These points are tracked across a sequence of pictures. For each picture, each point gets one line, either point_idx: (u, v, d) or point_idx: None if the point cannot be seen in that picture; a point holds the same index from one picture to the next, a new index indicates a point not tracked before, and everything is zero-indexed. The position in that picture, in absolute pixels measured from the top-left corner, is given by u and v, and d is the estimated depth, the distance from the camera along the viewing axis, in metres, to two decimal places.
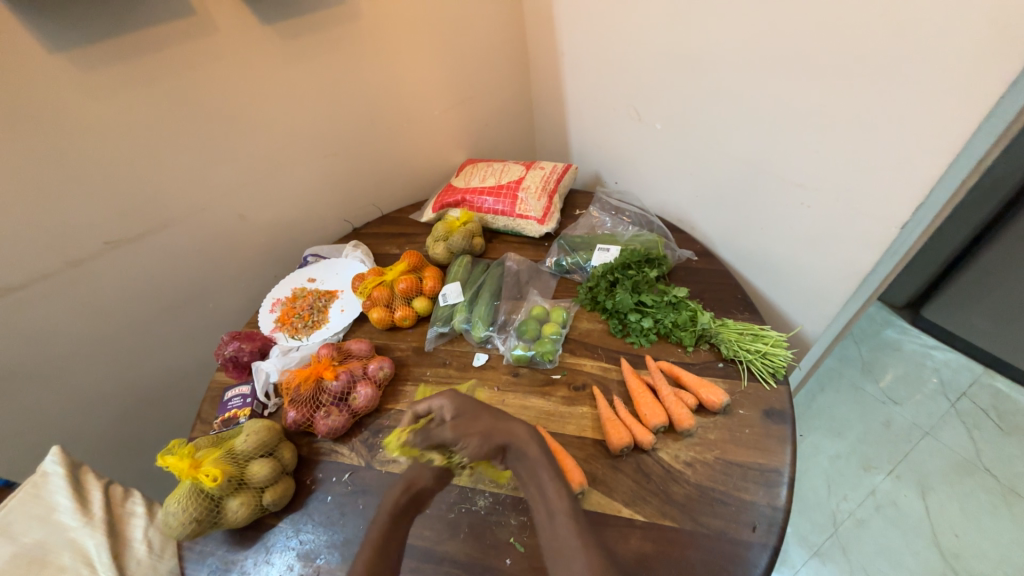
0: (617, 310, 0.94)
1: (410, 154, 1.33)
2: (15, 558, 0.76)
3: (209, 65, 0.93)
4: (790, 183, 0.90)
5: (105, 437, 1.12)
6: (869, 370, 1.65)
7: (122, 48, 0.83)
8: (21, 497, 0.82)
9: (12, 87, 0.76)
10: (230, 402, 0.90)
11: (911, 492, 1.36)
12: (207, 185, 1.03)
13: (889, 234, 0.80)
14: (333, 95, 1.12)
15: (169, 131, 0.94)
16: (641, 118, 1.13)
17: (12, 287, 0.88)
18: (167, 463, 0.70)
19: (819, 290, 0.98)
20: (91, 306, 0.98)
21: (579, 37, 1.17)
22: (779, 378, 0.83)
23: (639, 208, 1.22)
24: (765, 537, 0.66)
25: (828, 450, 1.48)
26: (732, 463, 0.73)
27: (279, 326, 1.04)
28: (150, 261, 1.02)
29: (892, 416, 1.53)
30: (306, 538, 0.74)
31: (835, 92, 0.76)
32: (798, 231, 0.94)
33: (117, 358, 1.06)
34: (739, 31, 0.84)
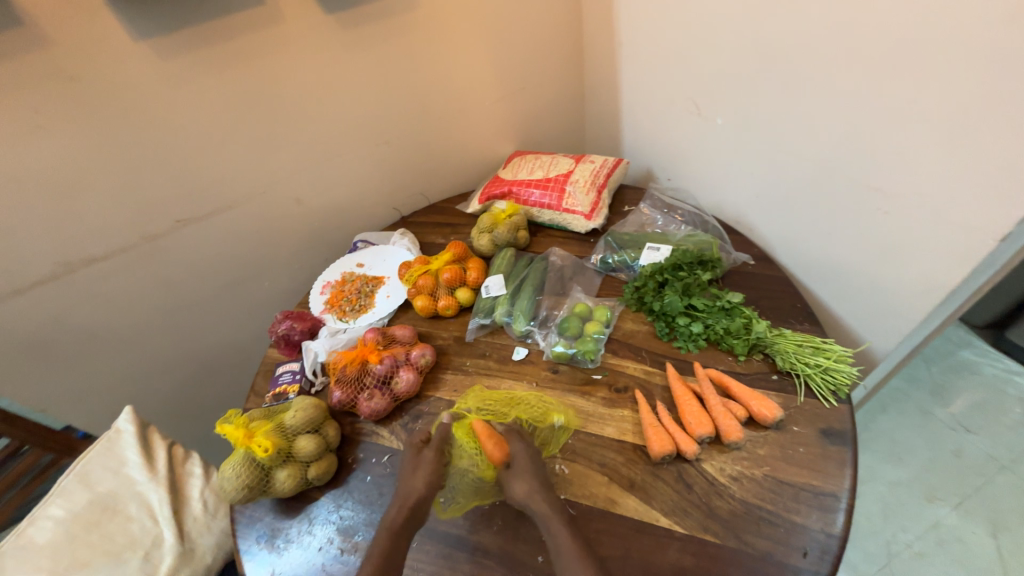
0: (665, 312, 0.91)
1: (460, 145, 1.33)
2: (91, 503, 0.84)
3: (274, 54, 0.97)
4: (868, 186, 0.83)
5: (171, 401, 1.22)
6: (939, 393, 1.51)
7: (198, 36, 0.88)
8: (99, 450, 0.91)
9: (102, 73, 0.83)
10: (281, 377, 0.95)
11: (981, 530, 1.24)
12: (268, 169, 1.08)
13: (986, 246, 0.71)
14: (387, 85, 1.13)
15: (236, 116, 0.99)
16: (701, 112, 1.07)
17: (96, 258, 0.96)
18: (225, 430, 0.74)
19: (891, 303, 0.90)
20: (162, 279, 1.06)
21: (639, 25, 1.12)
22: (841, 396, 0.77)
23: (693, 207, 1.16)
24: (817, 565, 0.61)
25: (886, 476, 1.37)
26: (783, 482, 0.69)
27: (329, 308, 1.08)
28: (214, 240, 1.09)
29: (963, 445, 1.39)
30: (346, 514, 0.77)
31: (928, 86, 0.69)
32: (872, 238, 0.86)
33: (182, 328, 1.14)
34: (820, 17, 0.77)
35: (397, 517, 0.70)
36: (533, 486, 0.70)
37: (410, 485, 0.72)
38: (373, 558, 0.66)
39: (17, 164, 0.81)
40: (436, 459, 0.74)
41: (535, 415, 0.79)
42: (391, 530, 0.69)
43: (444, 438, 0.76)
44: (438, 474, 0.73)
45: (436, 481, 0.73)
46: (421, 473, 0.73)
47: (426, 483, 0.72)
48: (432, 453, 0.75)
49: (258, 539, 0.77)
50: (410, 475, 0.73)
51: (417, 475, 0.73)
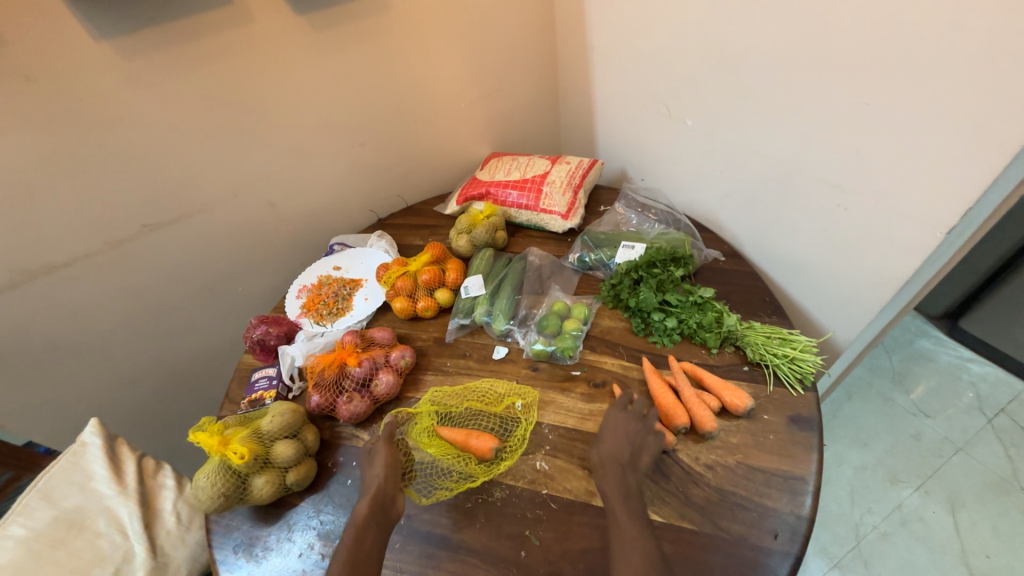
0: (640, 308, 0.93)
1: (436, 146, 1.34)
2: (55, 520, 0.80)
3: (245, 54, 0.95)
4: (828, 184, 0.87)
5: (139, 412, 1.17)
6: (899, 380, 1.59)
7: (164, 36, 0.86)
8: (63, 465, 0.86)
9: (61, 72, 0.80)
10: (257, 383, 0.93)
11: (940, 508, 1.31)
12: (240, 171, 1.06)
13: (935, 239, 0.76)
14: (362, 86, 1.13)
15: (204, 118, 0.96)
16: (671, 114, 1.10)
17: (57, 265, 0.92)
18: (198, 438, 0.72)
19: (851, 294, 0.95)
20: (129, 286, 1.02)
21: (610, 30, 1.15)
22: (807, 384, 0.81)
23: (666, 206, 1.20)
24: (787, 546, 0.64)
25: (853, 461, 1.43)
26: (754, 469, 0.72)
27: (305, 312, 1.06)
28: (183, 245, 1.06)
29: (923, 429, 1.47)
30: (326, 519, 0.76)
31: (878, 89, 0.73)
32: (833, 234, 0.91)
33: (151, 336, 1.11)
34: (779, 22, 0.81)
35: (362, 511, 0.67)
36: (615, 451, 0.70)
37: (369, 476, 0.71)
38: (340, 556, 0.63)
39: None
40: (388, 445, 0.74)
41: (496, 402, 0.84)
42: (354, 527, 0.66)
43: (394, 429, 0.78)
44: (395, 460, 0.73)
45: (393, 468, 0.72)
46: (377, 463, 0.72)
47: (381, 473, 0.71)
48: (383, 440, 0.75)
49: (236, 549, 0.75)
50: (369, 467, 0.73)
51: (373, 463, 0.72)
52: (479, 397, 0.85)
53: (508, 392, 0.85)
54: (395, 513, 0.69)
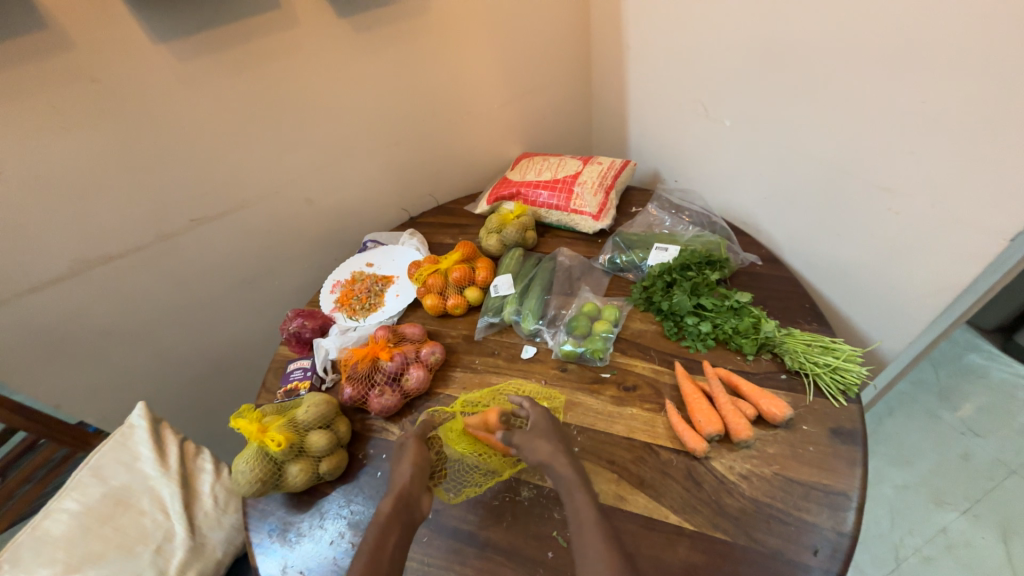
0: (673, 311, 0.91)
1: (469, 146, 1.35)
2: (104, 497, 0.85)
3: (289, 56, 0.99)
4: (876, 187, 0.83)
5: (182, 397, 1.23)
6: (947, 397, 1.51)
7: (215, 39, 0.90)
8: (112, 444, 0.92)
9: (123, 74, 0.85)
10: (292, 374, 0.96)
11: (990, 535, 1.23)
12: (281, 169, 1.10)
13: (996, 246, 0.71)
14: (398, 87, 1.15)
15: (249, 117, 1.00)
16: (709, 114, 1.08)
17: (113, 255, 0.98)
18: (239, 424, 0.75)
19: (899, 303, 0.90)
20: (176, 277, 1.07)
21: (647, 29, 1.14)
22: (850, 395, 0.77)
23: (701, 208, 1.17)
24: (827, 563, 0.62)
25: (893, 479, 1.36)
26: (793, 481, 0.69)
27: (339, 306, 1.09)
28: (227, 239, 1.10)
29: (972, 449, 1.38)
30: (356, 509, 0.78)
31: (937, 87, 0.69)
32: (881, 240, 0.87)
33: (194, 326, 1.16)
34: (830, 18, 0.78)
35: (387, 509, 0.68)
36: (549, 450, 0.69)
37: (397, 474, 0.72)
38: (362, 557, 0.63)
39: (38, 163, 0.84)
40: (418, 444, 0.75)
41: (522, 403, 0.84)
42: (379, 525, 0.66)
43: (427, 428, 0.79)
44: (423, 458, 0.74)
45: (421, 467, 0.72)
46: (405, 462, 0.73)
47: (409, 472, 0.71)
48: (413, 439, 0.76)
49: (270, 533, 0.78)
50: (399, 464, 0.73)
51: (403, 461, 0.73)
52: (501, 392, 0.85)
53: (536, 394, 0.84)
54: (419, 514, 0.69)
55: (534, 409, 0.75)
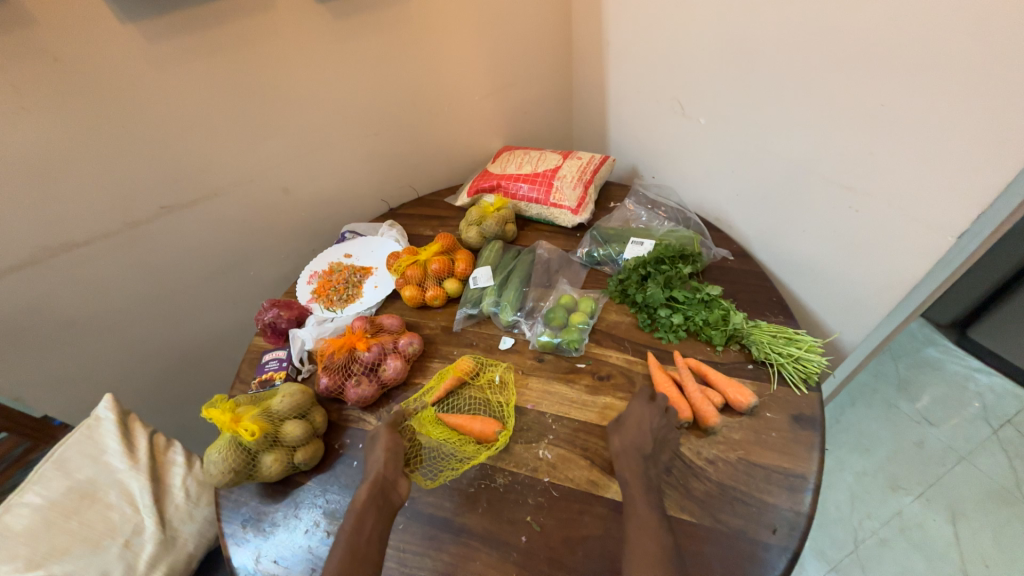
0: (647, 304, 0.94)
1: (450, 138, 1.34)
2: (69, 490, 0.83)
3: (265, 41, 0.96)
4: (839, 185, 0.87)
5: (151, 390, 1.20)
6: (904, 388, 1.59)
7: (187, 21, 0.87)
8: (78, 437, 0.89)
9: (87, 54, 0.82)
10: (267, 365, 0.95)
11: (940, 517, 1.31)
12: (256, 157, 1.08)
13: (946, 242, 0.76)
14: (378, 76, 1.14)
15: (223, 102, 0.98)
16: (685, 112, 1.10)
17: (77, 243, 0.94)
18: (211, 414, 0.74)
19: (859, 297, 0.95)
20: (145, 266, 1.04)
21: (627, 26, 1.15)
22: (811, 384, 0.81)
23: (676, 204, 1.20)
24: (785, 541, 0.65)
25: (854, 466, 1.44)
26: (756, 465, 0.72)
27: (316, 297, 1.08)
28: (199, 227, 1.08)
29: (926, 437, 1.47)
30: (332, 499, 0.78)
31: (896, 91, 0.73)
32: (843, 237, 0.91)
33: (165, 316, 1.13)
34: (800, 21, 0.80)
35: (363, 497, 0.69)
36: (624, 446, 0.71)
37: (371, 461, 0.74)
38: (338, 551, 0.63)
39: None
40: (389, 431, 0.78)
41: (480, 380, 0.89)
42: (357, 514, 0.67)
43: (398, 418, 0.82)
44: (397, 444, 0.77)
45: (394, 452, 0.75)
46: (378, 448, 0.76)
47: (381, 459, 0.73)
48: (384, 426, 0.79)
49: (244, 524, 0.77)
50: (372, 451, 0.76)
51: (376, 447, 0.76)
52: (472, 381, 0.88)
53: (491, 369, 0.91)
54: (396, 498, 0.71)
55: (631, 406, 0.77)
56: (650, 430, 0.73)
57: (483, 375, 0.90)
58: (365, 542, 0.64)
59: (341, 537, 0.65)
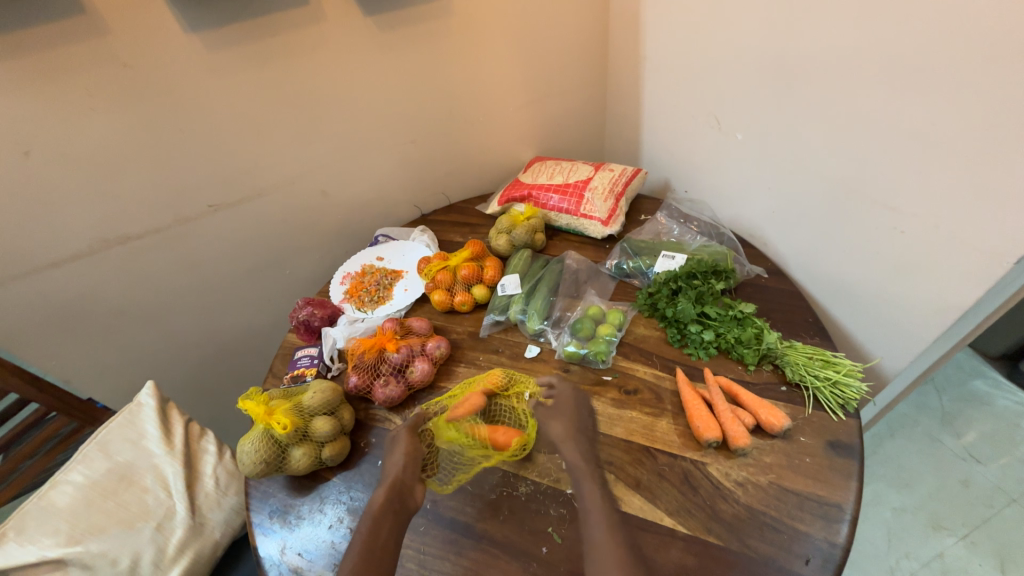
0: (677, 319, 0.92)
1: (483, 148, 1.37)
2: (110, 472, 0.87)
3: (313, 51, 1.01)
4: (882, 204, 0.84)
5: (189, 379, 1.25)
6: (949, 422, 1.50)
7: (244, 31, 0.93)
8: (119, 421, 0.93)
9: (153, 61, 0.88)
10: (300, 361, 0.98)
11: (987, 563, 1.22)
12: (299, 161, 1.13)
13: (1001, 268, 0.72)
14: (418, 86, 1.18)
15: (272, 109, 1.03)
16: (721, 127, 1.09)
17: (132, 236, 1.00)
18: (246, 406, 0.77)
19: (903, 322, 0.91)
20: (191, 261, 1.10)
21: (665, 41, 1.15)
22: (849, 410, 0.78)
23: (710, 219, 1.18)
24: (819, 573, 0.62)
25: (891, 501, 1.36)
26: (789, 491, 0.70)
27: (348, 298, 1.11)
28: (242, 226, 1.13)
29: (972, 475, 1.38)
30: (356, 496, 0.79)
31: (949, 108, 0.70)
32: (886, 258, 0.87)
33: (205, 309, 1.18)
34: (846, 38, 0.79)
35: (380, 499, 0.70)
36: (563, 433, 0.77)
37: (390, 463, 0.75)
38: (353, 551, 0.64)
39: (66, 143, 0.86)
40: (409, 435, 0.79)
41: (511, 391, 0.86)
42: (373, 519, 0.67)
43: (418, 421, 0.82)
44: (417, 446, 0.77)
45: (413, 457, 0.75)
46: (398, 448, 0.77)
47: (400, 463, 0.74)
48: (405, 429, 0.80)
49: (271, 514, 0.79)
50: (393, 452, 0.77)
51: (395, 450, 0.77)
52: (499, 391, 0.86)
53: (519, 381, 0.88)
54: (412, 503, 0.71)
55: (560, 391, 0.83)
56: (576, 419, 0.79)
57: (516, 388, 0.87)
58: (382, 542, 0.65)
59: (357, 538, 0.66)
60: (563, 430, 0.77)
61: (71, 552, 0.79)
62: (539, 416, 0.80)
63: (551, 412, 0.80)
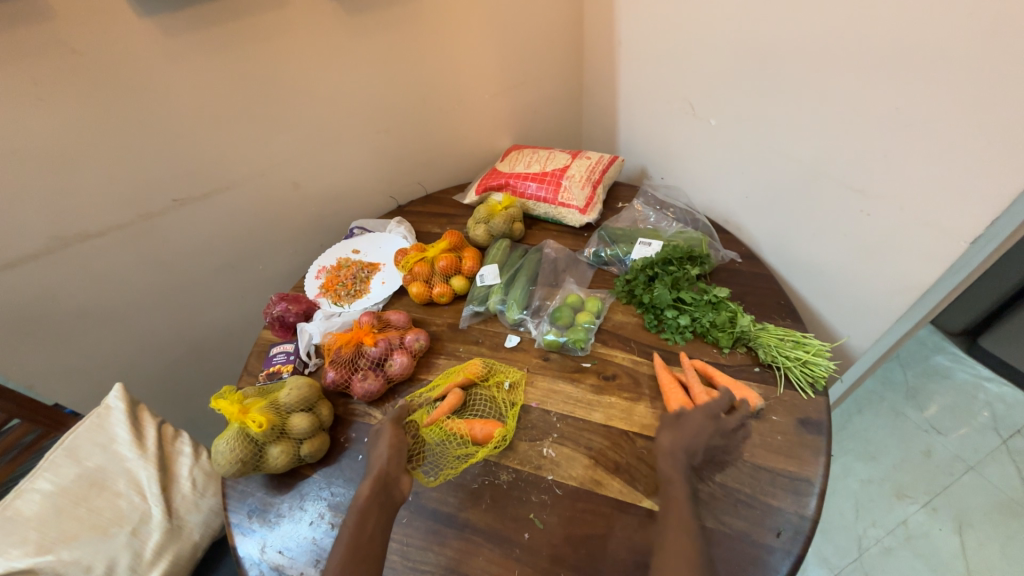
0: (654, 304, 0.94)
1: (459, 137, 1.35)
2: (79, 478, 0.84)
3: (278, 37, 0.97)
4: (850, 188, 0.86)
5: (160, 380, 1.22)
6: (912, 396, 1.57)
7: (203, 16, 0.88)
8: (88, 425, 0.90)
9: (105, 47, 0.83)
10: (275, 357, 0.96)
11: (946, 526, 1.29)
12: (268, 152, 1.09)
13: (959, 248, 0.75)
14: (390, 74, 1.15)
15: (236, 98, 0.99)
16: (695, 114, 1.10)
17: (92, 233, 0.96)
18: (219, 405, 0.75)
19: (868, 302, 0.94)
20: (157, 258, 1.06)
21: (639, 26, 1.15)
22: (818, 389, 0.81)
23: (685, 205, 1.20)
24: (790, 545, 0.65)
25: (859, 473, 1.42)
26: (761, 468, 0.72)
27: (324, 292, 1.09)
28: (210, 220, 1.09)
29: (933, 445, 1.45)
30: (337, 491, 0.79)
31: (913, 93, 0.72)
32: (853, 241, 0.90)
33: (175, 308, 1.14)
34: (814, 24, 0.80)
35: (366, 493, 0.68)
36: (673, 448, 0.68)
37: (374, 456, 0.74)
38: (340, 547, 0.63)
39: (13, 136, 0.81)
40: (394, 427, 0.76)
41: (490, 381, 0.89)
42: (359, 513, 0.66)
43: (401, 413, 0.79)
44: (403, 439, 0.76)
45: (398, 448, 0.74)
46: (383, 441, 0.75)
47: (385, 456, 0.72)
48: (388, 421, 0.77)
49: (250, 514, 0.78)
50: (377, 444, 0.75)
51: (380, 442, 0.75)
52: (478, 379, 0.88)
53: (501, 370, 0.90)
54: (398, 495, 0.70)
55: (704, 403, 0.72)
56: (705, 438, 0.68)
57: (495, 376, 0.89)
58: (369, 536, 0.65)
59: (344, 533, 0.64)
60: (676, 450, 0.68)
61: (43, 560, 0.77)
62: (666, 425, 0.71)
63: (677, 428, 0.70)
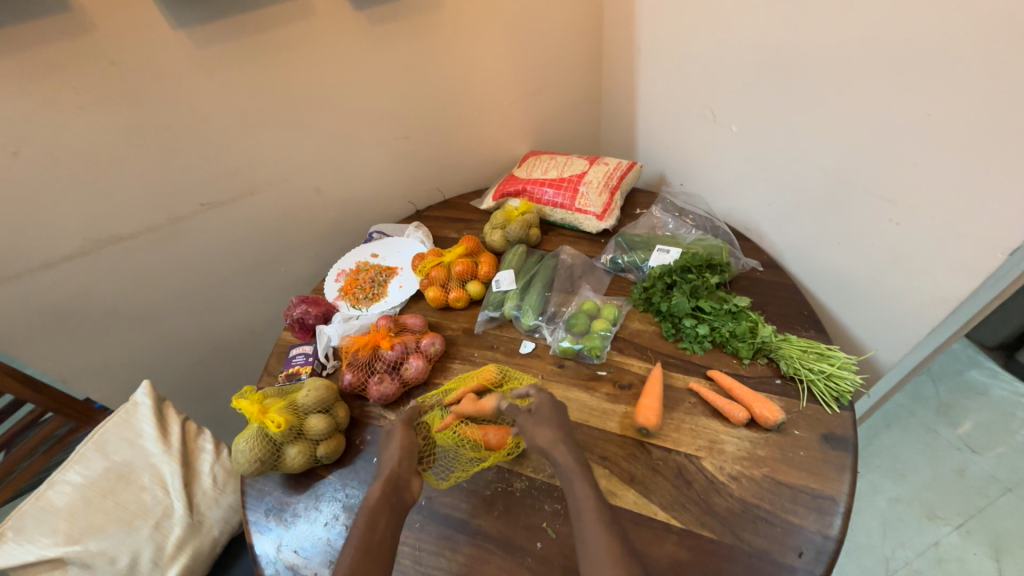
0: (672, 313, 0.92)
1: (478, 143, 1.36)
2: (107, 472, 0.87)
3: (304, 47, 1.00)
4: (879, 196, 0.84)
5: (185, 378, 1.25)
6: (944, 412, 1.51)
7: (232, 27, 0.91)
8: (116, 421, 0.93)
9: (140, 58, 0.87)
10: (294, 359, 0.98)
11: (981, 551, 1.23)
12: (291, 158, 1.12)
13: (997, 259, 0.72)
14: (410, 81, 1.16)
15: (262, 106, 1.02)
16: (716, 120, 1.09)
17: (124, 236, 1.00)
18: (240, 405, 0.77)
19: (897, 314, 0.91)
20: (184, 260, 1.10)
21: (660, 32, 1.14)
22: (843, 403, 0.78)
23: (705, 212, 1.18)
24: (812, 565, 0.62)
25: (886, 492, 1.37)
26: (782, 484, 0.70)
27: (343, 295, 1.10)
28: (235, 224, 1.12)
29: (967, 464, 1.38)
30: (351, 493, 0.80)
31: (946, 99, 0.70)
32: (882, 251, 0.87)
33: (201, 308, 1.18)
34: (841, 31, 0.78)
35: (376, 493, 0.69)
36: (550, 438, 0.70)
37: (385, 457, 0.75)
38: (351, 544, 0.64)
39: (53, 143, 0.85)
40: (405, 427, 0.78)
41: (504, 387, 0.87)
42: (369, 511, 0.67)
43: (414, 413, 0.82)
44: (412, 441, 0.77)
45: (408, 450, 0.75)
46: (392, 444, 0.76)
47: (395, 458, 0.74)
48: (401, 421, 0.79)
49: (267, 513, 0.80)
50: (388, 447, 0.76)
51: (390, 446, 0.76)
52: (492, 385, 0.87)
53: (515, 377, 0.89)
54: (409, 496, 0.71)
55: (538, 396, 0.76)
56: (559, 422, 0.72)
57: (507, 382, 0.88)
58: (379, 536, 0.65)
59: (355, 531, 0.65)
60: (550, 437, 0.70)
61: (71, 551, 0.79)
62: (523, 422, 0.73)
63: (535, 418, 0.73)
